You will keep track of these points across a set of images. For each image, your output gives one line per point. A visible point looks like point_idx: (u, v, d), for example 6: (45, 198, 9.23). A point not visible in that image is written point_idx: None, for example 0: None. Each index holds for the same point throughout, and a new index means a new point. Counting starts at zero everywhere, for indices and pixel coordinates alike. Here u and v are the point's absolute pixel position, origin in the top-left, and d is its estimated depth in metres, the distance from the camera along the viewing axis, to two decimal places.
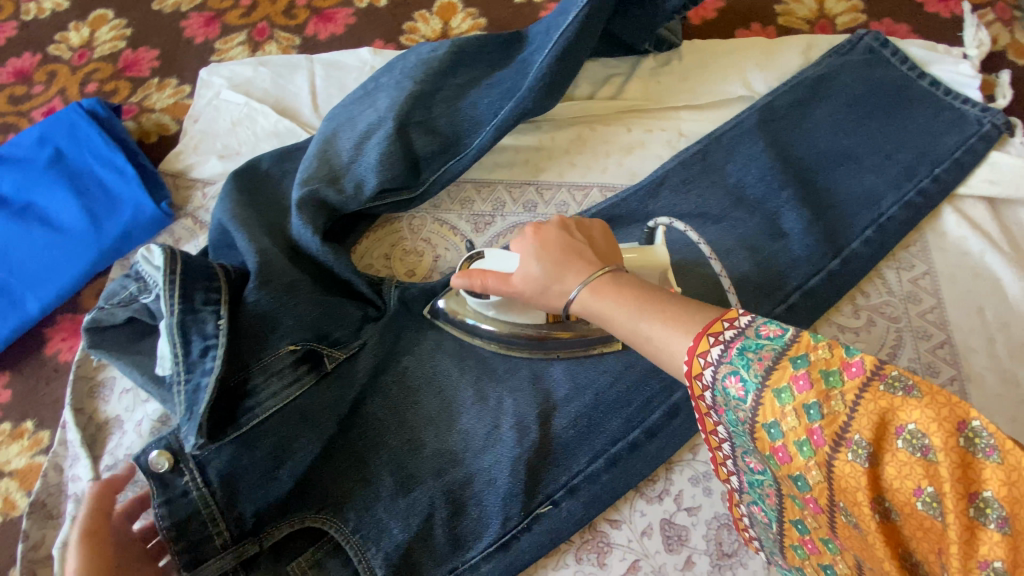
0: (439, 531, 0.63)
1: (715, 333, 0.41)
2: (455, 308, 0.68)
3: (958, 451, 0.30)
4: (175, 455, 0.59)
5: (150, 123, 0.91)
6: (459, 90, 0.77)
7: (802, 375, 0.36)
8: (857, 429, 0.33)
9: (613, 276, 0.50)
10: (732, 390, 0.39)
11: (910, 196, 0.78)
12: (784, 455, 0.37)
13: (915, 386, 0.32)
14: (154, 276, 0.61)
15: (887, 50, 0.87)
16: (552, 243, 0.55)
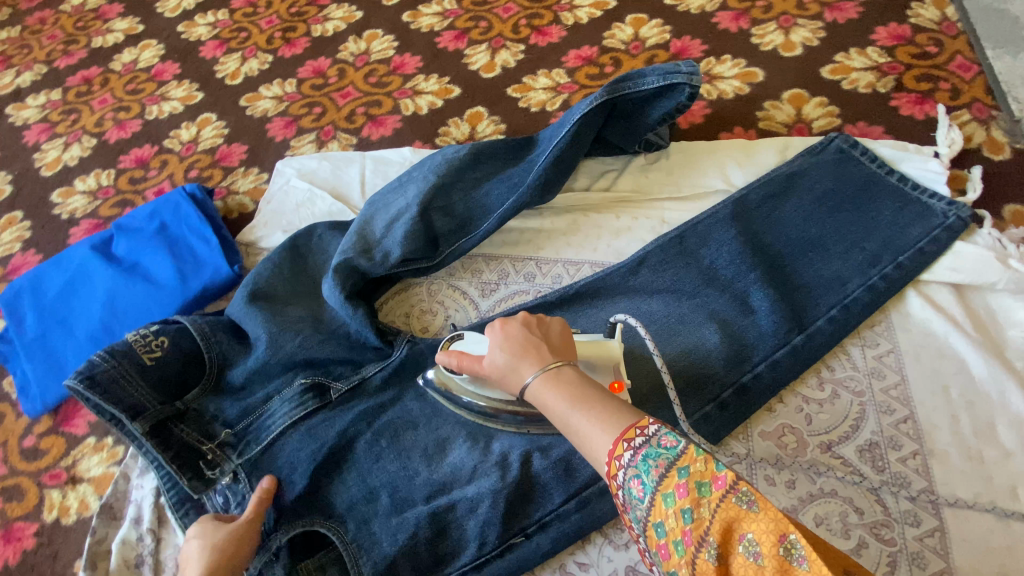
0: (427, 555, 0.72)
1: (630, 440, 0.50)
2: (442, 380, 0.78)
3: (779, 558, 0.39)
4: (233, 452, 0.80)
5: (234, 202, 1.14)
6: (476, 182, 0.95)
7: (683, 483, 0.44)
8: (714, 531, 0.42)
9: (559, 370, 0.61)
10: (634, 490, 0.47)
11: (874, 281, 0.86)
12: (665, 553, 0.44)
13: (757, 502, 0.41)
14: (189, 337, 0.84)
15: (856, 150, 0.99)
16: (513, 336, 0.67)
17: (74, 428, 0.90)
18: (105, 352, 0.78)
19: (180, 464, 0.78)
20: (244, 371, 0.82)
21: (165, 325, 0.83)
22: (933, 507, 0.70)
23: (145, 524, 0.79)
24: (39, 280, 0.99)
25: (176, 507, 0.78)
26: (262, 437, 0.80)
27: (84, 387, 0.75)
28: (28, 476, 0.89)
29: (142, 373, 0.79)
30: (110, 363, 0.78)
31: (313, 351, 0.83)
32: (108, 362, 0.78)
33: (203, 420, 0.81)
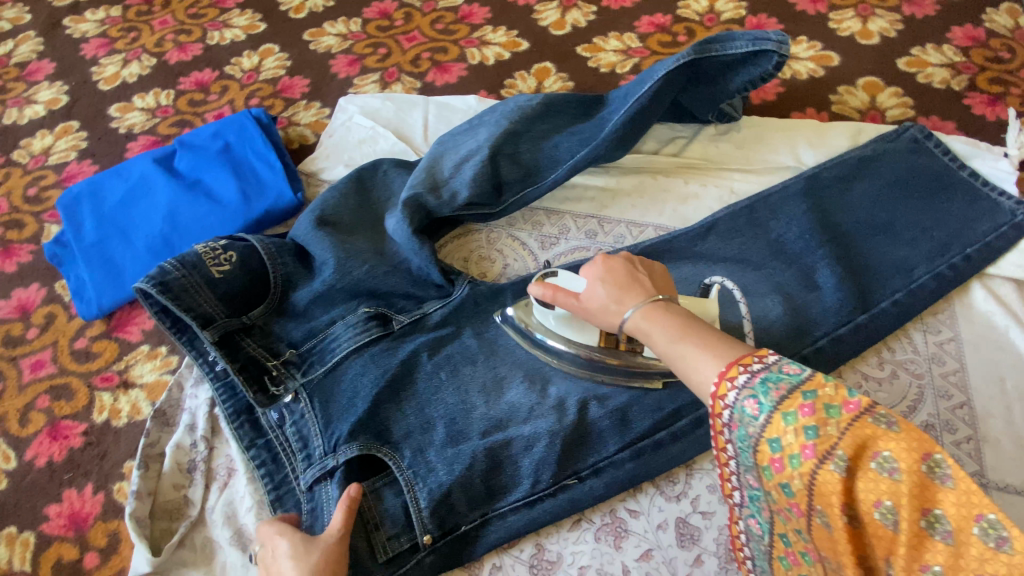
0: (480, 488, 0.72)
1: (744, 364, 0.50)
2: (523, 317, 0.79)
3: (919, 474, 0.39)
4: (293, 370, 0.81)
5: (294, 134, 1.13)
6: (545, 134, 0.94)
7: (809, 403, 0.44)
8: (843, 446, 0.42)
9: (663, 304, 0.62)
10: (748, 409, 0.47)
11: (942, 269, 0.86)
12: (778, 465, 0.46)
13: (895, 423, 0.41)
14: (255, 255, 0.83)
15: (930, 142, 0.97)
16: (615, 269, 0.67)
17: (128, 335, 0.91)
18: (176, 261, 0.79)
19: (247, 377, 0.79)
20: (310, 295, 0.82)
21: (233, 241, 0.83)
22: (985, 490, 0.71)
23: (199, 433, 0.80)
24: (99, 188, 0.99)
25: (231, 419, 0.79)
26: (325, 360, 0.81)
27: (160, 293, 0.77)
28: (79, 377, 0.88)
29: (210, 285, 0.79)
30: (181, 272, 0.79)
31: (380, 281, 0.84)
32: (180, 271, 0.78)
33: (269, 337, 0.82)
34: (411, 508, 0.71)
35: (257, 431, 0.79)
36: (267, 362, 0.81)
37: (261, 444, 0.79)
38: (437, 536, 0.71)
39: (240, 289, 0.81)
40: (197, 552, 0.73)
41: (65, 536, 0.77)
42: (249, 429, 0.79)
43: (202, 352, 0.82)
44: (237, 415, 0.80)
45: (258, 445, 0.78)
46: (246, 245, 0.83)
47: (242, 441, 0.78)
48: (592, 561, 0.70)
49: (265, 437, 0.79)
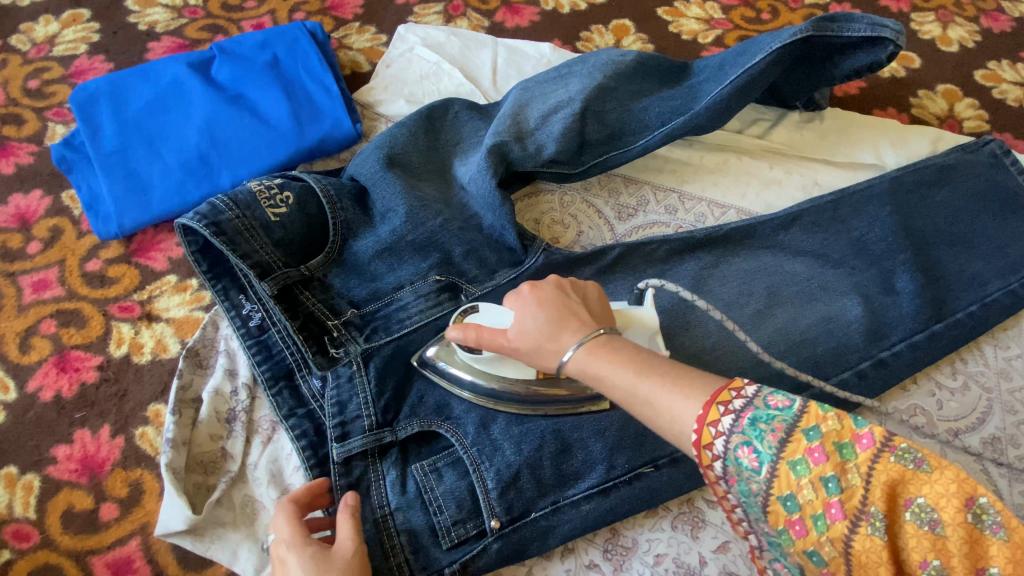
0: (552, 473, 0.67)
1: (724, 403, 0.45)
2: (444, 356, 0.67)
3: (965, 526, 0.37)
4: (353, 334, 0.71)
5: (345, 59, 1.01)
6: (633, 95, 0.86)
7: (818, 447, 0.41)
8: (873, 499, 0.40)
9: (608, 338, 0.55)
10: (746, 460, 0.43)
11: (1015, 286, 0.85)
12: (799, 529, 0.42)
13: (925, 461, 0.39)
14: (317, 202, 0.74)
15: (1008, 159, 0.96)
16: (545, 298, 0.59)
17: (151, 262, 0.80)
18: (228, 200, 0.69)
19: (305, 337, 0.70)
20: (375, 248, 0.73)
21: (289, 181, 0.74)
22: None
23: (241, 380, 0.71)
24: (123, 90, 0.86)
25: (270, 384, 0.70)
26: (391, 327, 0.71)
27: (212, 235, 0.67)
28: (92, 303, 0.78)
29: (266, 229, 0.70)
30: (234, 213, 0.69)
31: (454, 237, 0.74)
32: (233, 212, 0.69)
33: (329, 292, 0.72)
34: (478, 489, 0.65)
35: (297, 401, 0.70)
36: (326, 322, 0.71)
37: (302, 414, 0.70)
38: (505, 521, 0.65)
39: (298, 238, 0.72)
40: (236, 512, 0.65)
41: (77, 482, 0.67)
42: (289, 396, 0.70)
43: (237, 305, 0.73)
44: (274, 382, 0.71)
45: (299, 415, 0.69)
46: (308, 186, 0.74)
47: (280, 410, 0.69)
48: (669, 549, 0.67)
49: (306, 407, 0.70)
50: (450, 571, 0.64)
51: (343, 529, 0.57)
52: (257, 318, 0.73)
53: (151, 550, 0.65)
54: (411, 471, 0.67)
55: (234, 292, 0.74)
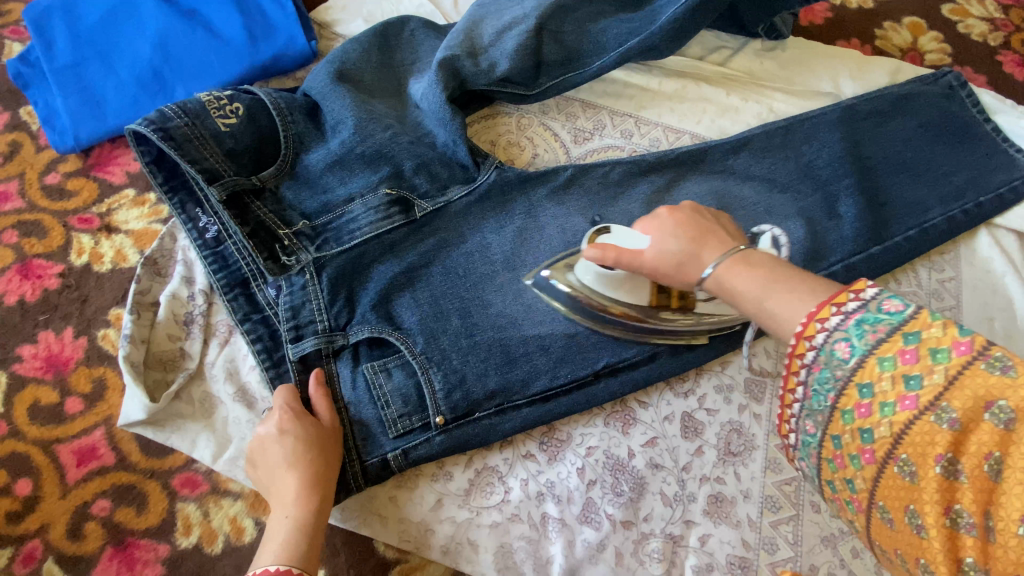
0: (495, 383, 0.71)
1: (840, 303, 0.45)
2: (557, 272, 0.72)
3: None
4: (302, 245, 0.73)
5: None
6: (592, 16, 0.86)
7: (911, 349, 0.41)
8: (951, 399, 0.39)
9: (746, 255, 0.55)
10: (839, 351, 0.44)
11: (955, 214, 0.87)
12: (864, 411, 0.43)
13: (1013, 368, 0.38)
14: (267, 113, 0.75)
15: (963, 91, 0.96)
16: (686, 221, 0.59)
17: (109, 176, 0.82)
18: (177, 109, 0.71)
19: (258, 244, 0.72)
20: (326, 159, 0.75)
21: (240, 93, 0.75)
22: None
23: (197, 287, 0.74)
24: (74, 3, 0.85)
25: (225, 291, 0.73)
26: (342, 239, 0.73)
27: (160, 140, 0.69)
28: (52, 215, 0.79)
29: (217, 139, 0.71)
30: (183, 121, 0.70)
31: (403, 150, 0.76)
32: (182, 119, 0.70)
33: (281, 204, 0.74)
34: (426, 389, 0.69)
35: (253, 307, 0.73)
36: (277, 231, 0.73)
37: (257, 320, 0.72)
38: (450, 419, 0.69)
39: (248, 149, 0.73)
40: (195, 406, 0.69)
41: (43, 378, 0.71)
42: (244, 302, 0.73)
43: (194, 218, 0.75)
44: (229, 289, 0.73)
45: (254, 321, 0.72)
46: (258, 98, 0.75)
47: (236, 314, 0.72)
48: (601, 442, 0.71)
49: (261, 312, 0.73)
50: (392, 456, 0.67)
51: (320, 402, 0.67)
52: (213, 230, 0.75)
53: (115, 439, 0.69)
54: (362, 369, 0.70)
55: (190, 205, 0.75)
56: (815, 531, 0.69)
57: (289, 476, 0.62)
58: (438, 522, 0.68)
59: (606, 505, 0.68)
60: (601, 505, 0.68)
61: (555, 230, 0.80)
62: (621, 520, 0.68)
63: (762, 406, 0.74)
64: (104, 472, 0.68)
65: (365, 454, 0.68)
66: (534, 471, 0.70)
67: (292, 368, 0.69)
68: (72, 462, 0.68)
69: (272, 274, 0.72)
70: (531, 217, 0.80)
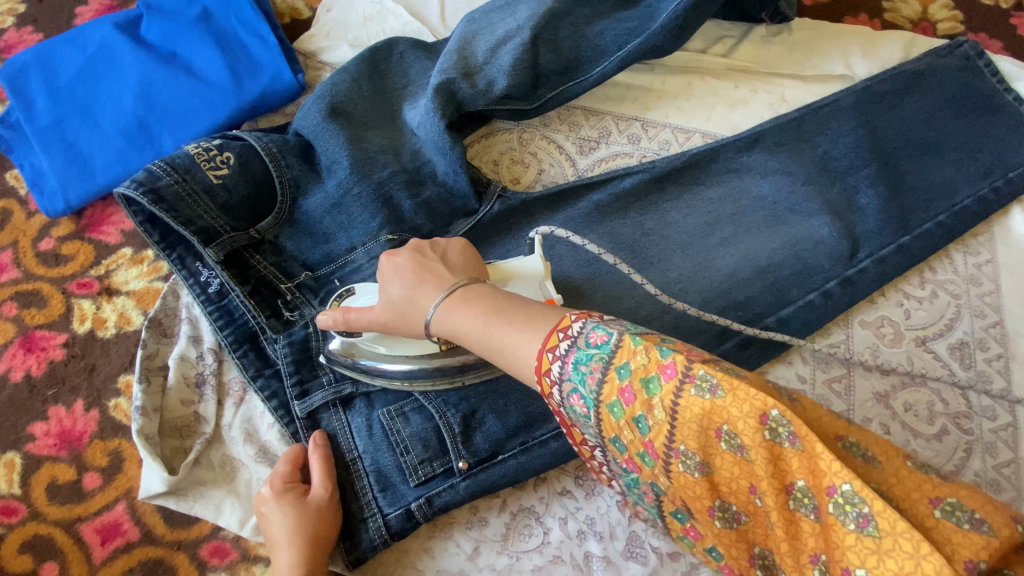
0: (520, 419, 0.68)
1: (554, 348, 0.45)
2: (348, 350, 0.65)
3: (766, 445, 0.36)
4: (302, 304, 0.70)
5: (285, 5, 0.95)
6: (588, 20, 0.82)
7: (626, 387, 0.40)
8: (683, 439, 0.38)
9: (466, 288, 0.55)
10: (577, 406, 0.44)
11: (985, 192, 0.83)
12: (634, 465, 0.43)
13: (719, 386, 0.37)
14: (260, 158, 0.72)
15: (982, 60, 0.92)
16: (404, 265, 0.59)
17: (105, 236, 0.79)
18: (165, 165, 0.67)
19: (258, 301, 0.69)
20: (324, 201, 0.71)
21: (228, 141, 0.72)
22: (1012, 406, 0.74)
23: (205, 346, 0.72)
24: (50, 57, 0.82)
25: (233, 348, 0.70)
26: (345, 290, 0.71)
27: (151, 202, 0.65)
28: (50, 282, 0.77)
29: (209, 192, 0.68)
30: (172, 178, 0.67)
31: (402, 185, 0.73)
32: (171, 176, 0.67)
33: (281, 254, 0.71)
34: (446, 434, 0.66)
35: (263, 361, 0.70)
36: (277, 286, 0.70)
37: (270, 375, 0.69)
38: (473, 462, 0.66)
39: (243, 200, 0.70)
40: (216, 471, 0.67)
41: (57, 456, 0.69)
42: (252, 359, 0.70)
43: (195, 273, 0.72)
44: (239, 347, 0.70)
45: (267, 376, 0.69)
46: (249, 144, 0.72)
47: (248, 371, 0.69)
48: None
49: (273, 367, 0.70)
50: (417, 507, 0.65)
51: (316, 470, 0.64)
52: (217, 283, 0.72)
53: (137, 513, 0.67)
54: (377, 417, 0.68)
55: (190, 260, 0.72)
56: None
57: (281, 554, 0.60)
58: (477, 570, 0.65)
59: (650, 538, 0.65)
60: (646, 538, 0.66)
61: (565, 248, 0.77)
62: (668, 552, 0.65)
63: None
64: (130, 548, 0.66)
65: (387, 508, 0.65)
66: (572, 508, 0.67)
67: (300, 428, 0.68)
68: (96, 541, 0.66)
69: (276, 333, 0.69)
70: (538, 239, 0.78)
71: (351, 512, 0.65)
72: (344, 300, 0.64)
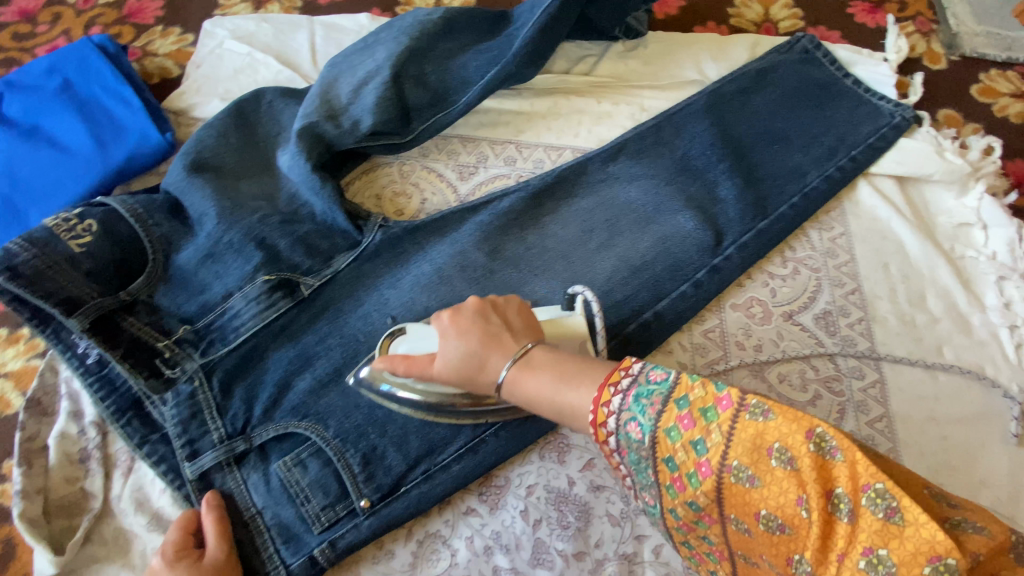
0: (418, 447, 0.69)
1: (614, 384, 0.50)
2: (374, 373, 0.65)
3: (811, 456, 0.39)
4: (183, 360, 0.70)
5: (152, 66, 0.97)
6: (451, 52, 0.86)
7: (685, 415, 0.43)
8: (734, 455, 0.40)
9: (530, 355, 0.56)
10: (631, 432, 0.47)
11: (832, 172, 0.91)
12: (679, 485, 0.44)
13: (770, 410, 0.40)
14: (125, 221, 0.71)
15: (819, 52, 1.00)
16: (468, 329, 0.59)
17: None
18: (22, 241, 0.66)
19: (134, 364, 0.68)
20: (196, 256, 0.72)
21: (90, 208, 0.71)
22: (876, 363, 0.81)
23: (88, 418, 0.70)
24: None
25: (116, 417, 0.69)
26: (228, 339, 0.71)
27: (8, 281, 0.64)
28: None
29: (73, 262, 0.67)
30: (30, 253, 0.66)
31: (275, 230, 0.74)
32: (29, 252, 0.66)
33: (157, 314, 0.71)
34: (344, 476, 0.67)
35: (148, 426, 0.69)
36: (155, 345, 0.70)
37: (157, 440, 0.69)
38: (376, 500, 0.67)
39: (112, 266, 0.70)
40: (108, 546, 0.65)
41: None
42: (136, 426, 0.69)
43: (72, 345, 0.70)
44: (122, 415, 0.69)
45: (153, 441, 0.68)
46: (113, 208, 0.71)
47: (132, 439, 0.68)
48: (539, 479, 0.71)
49: (160, 430, 0.69)
50: (320, 551, 0.65)
51: (211, 530, 0.63)
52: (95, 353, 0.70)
53: None
54: (273, 468, 0.68)
55: (66, 332, 0.70)
56: None
57: None
58: None
59: (555, 542, 0.68)
60: (551, 542, 0.67)
61: (455, 267, 0.79)
62: (573, 553, 0.67)
63: None
64: None
65: (291, 556, 0.65)
66: (477, 525, 0.69)
67: (191, 487, 0.67)
68: None
69: (158, 392, 0.69)
70: (430, 264, 0.79)
71: (254, 568, 0.65)
72: (399, 341, 0.66)
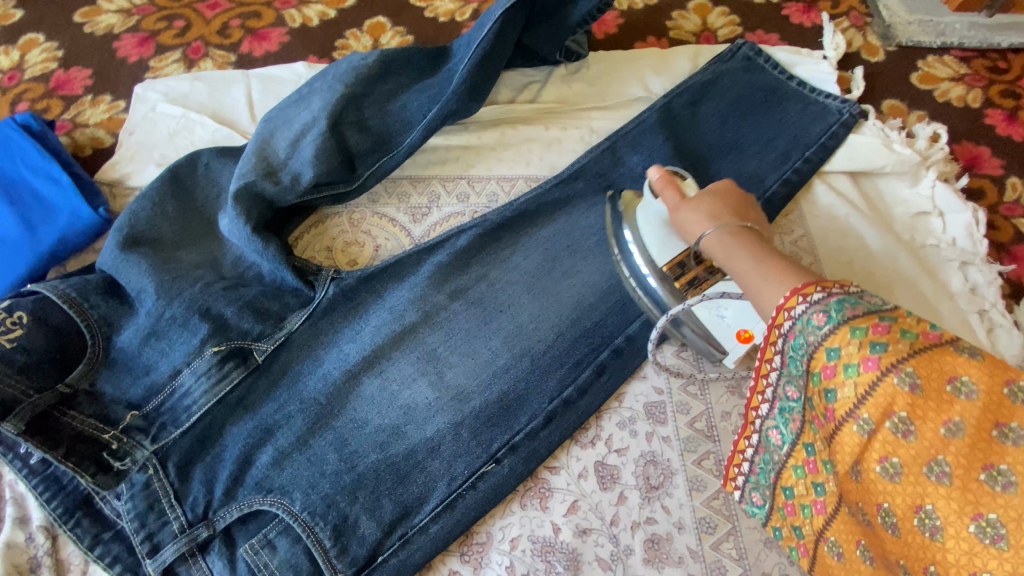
0: (392, 512, 0.66)
1: (823, 286, 0.47)
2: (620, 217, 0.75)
3: (997, 394, 0.39)
4: (133, 449, 0.66)
5: (84, 137, 0.95)
6: (391, 95, 0.84)
7: (885, 325, 0.43)
8: (913, 365, 0.41)
9: (749, 233, 0.59)
10: (813, 319, 0.46)
11: (788, 175, 0.90)
12: (829, 372, 0.46)
13: (978, 353, 0.41)
14: (57, 308, 0.67)
15: (760, 58, 0.99)
16: (732, 197, 0.64)
17: None
18: None
19: (78, 460, 0.64)
20: (138, 335, 0.68)
21: (19, 298, 0.67)
22: None
23: (33, 524, 0.65)
24: None
25: (63, 520, 0.64)
26: (180, 420, 0.67)
27: None
28: None
29: (3, 359, 0.63)
30: None
31: (219, 298, 0.70)
32: None
33: (101, 403, 0.67)
34: (317, 552, 0.63)
35: (100, 525, 0.65)
36: (101, 437, 0.65)
37: (110, 538, 0.64)
38: (352, 574, 0.63)
39: (48, 357, 0.66)
40: None
41: None
42: (87, 526, 0.64)
43: (12, 446, 0.65)
44: (70, 516, 0.64)
45: (106, 541, 0.64)
46: (44, 295, 0.67)
47: (82, 541, 0.63)
48: (523, 529, 0.68)
49: (113, 528, 0.64)
50: None
51: None
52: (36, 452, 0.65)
53: None
54: (240, 554, 0.64)
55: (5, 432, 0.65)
56: (756, 536, 0.67)
57: None
58: None
59: None
60: None
61: (416, 314, 0.76)
62: None
63: (668, 428, 0.73)
64: None
65: None
66: None
67: None
68: None
69: (108, 488, 0.64)
70: (389, 311, 0.76)
71: None
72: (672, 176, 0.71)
